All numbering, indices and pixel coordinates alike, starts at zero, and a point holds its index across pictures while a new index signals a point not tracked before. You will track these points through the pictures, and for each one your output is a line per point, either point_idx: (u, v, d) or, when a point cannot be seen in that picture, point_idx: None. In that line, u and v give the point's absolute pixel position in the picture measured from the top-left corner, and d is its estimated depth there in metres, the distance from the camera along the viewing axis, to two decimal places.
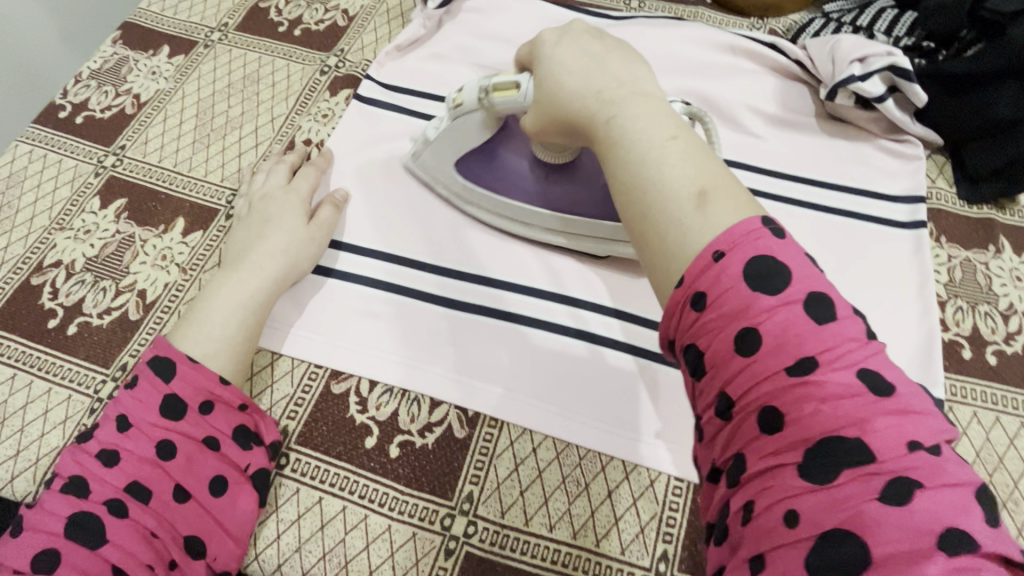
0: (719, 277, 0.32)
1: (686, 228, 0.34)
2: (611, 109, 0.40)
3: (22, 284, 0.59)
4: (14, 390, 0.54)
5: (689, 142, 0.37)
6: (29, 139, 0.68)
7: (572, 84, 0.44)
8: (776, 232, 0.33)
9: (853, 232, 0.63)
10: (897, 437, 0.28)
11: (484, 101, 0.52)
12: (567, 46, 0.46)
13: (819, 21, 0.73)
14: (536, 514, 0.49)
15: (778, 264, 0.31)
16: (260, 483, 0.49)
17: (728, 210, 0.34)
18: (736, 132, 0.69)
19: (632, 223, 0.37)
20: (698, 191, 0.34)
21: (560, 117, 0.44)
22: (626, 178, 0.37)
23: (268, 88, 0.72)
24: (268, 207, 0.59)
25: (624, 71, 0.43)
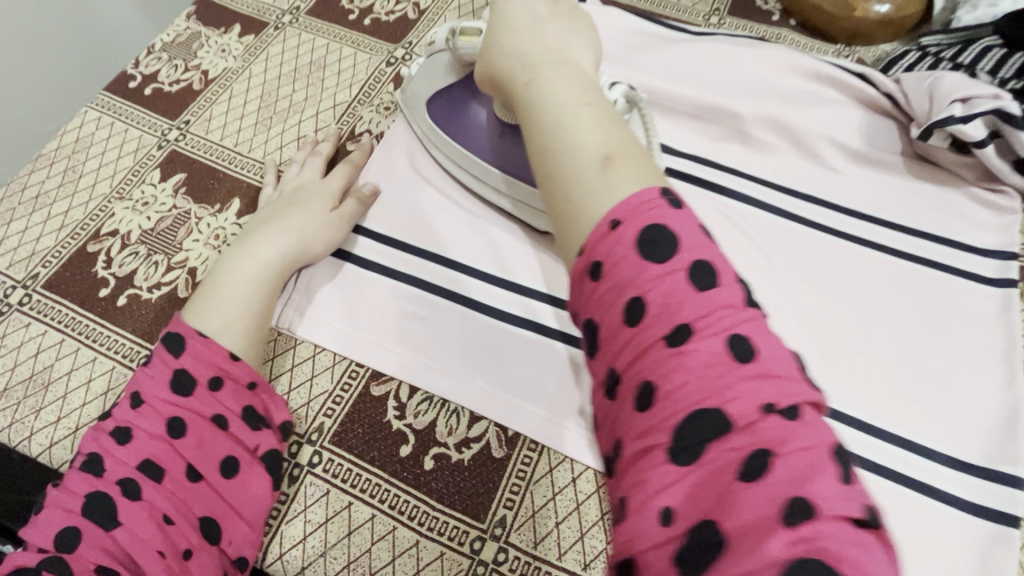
0: (614, 247, 0.31)
1: (587, 194, 0.33)
2: (533, 70, 0.40)
3: (79, 250, 0.59)
4: (60, 355, 0.54)
5: (602, 109, 0.37)
6: (99, 106, 0.69)
7: (505, 44, 0.43)
8: (673, 201, 0.32)
9: (934, 284, 0.59)
10: (754, 402, 0.27)
11: (450, 45, 0.53)
12: (513, 2, 0.45)
13: (914, 54, 0.69)
14: (571, 550, 0.47)
15: (666, 231, 0.31)
16: (272, 467, 0.47)
17: (628, 176, 0.33)
18: (813, 165, 0.65)
19: (541, 186, 0.36)
20: (603, 156, 0.34)
21: (497, 78, 0.44)
22: (535, 141, 0.37)
23: (333, 75, 0.71)
24: (298, 194, 0.59)
25: (559, 36, 0.43)
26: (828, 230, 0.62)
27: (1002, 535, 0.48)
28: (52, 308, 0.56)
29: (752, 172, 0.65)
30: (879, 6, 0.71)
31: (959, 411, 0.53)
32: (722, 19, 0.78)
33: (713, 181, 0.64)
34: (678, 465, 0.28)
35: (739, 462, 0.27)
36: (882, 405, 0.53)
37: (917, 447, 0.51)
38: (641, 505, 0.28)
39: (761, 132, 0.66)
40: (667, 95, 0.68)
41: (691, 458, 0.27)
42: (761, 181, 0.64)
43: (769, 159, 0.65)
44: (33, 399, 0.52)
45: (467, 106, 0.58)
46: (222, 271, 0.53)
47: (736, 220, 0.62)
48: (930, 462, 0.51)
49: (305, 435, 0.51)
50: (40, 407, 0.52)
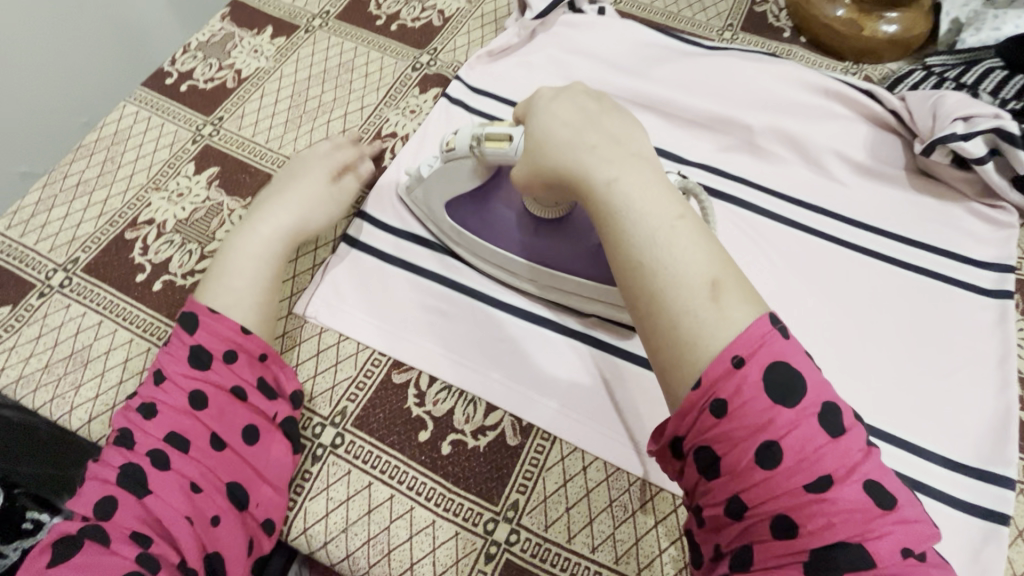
0: (743, 387, 0.35)
1: (699, 323, 0.36)
2: (614, 173, 0.42)
3: (117, 236, 0.62)
4: (99, 335, 0.57)
5: (693, 223, 0.40)
6: (136, 100, 0.72)
7: (565, 138, 0.45)
8: (783, 332, 0.36)
9: (931, 292, 0.61)
10: (893, 544, 0.33)
11: (475, 149, 0.51)
12: (563, 102, 0.48)
13: (919, 74, 0.72)
14: (580, 533, 0.49)
15: (792, 372, 0.35)
16: (288, 431, 0.50)
17: (737, 302, 0.37)
18: (819, 176, 0.67)
19: (641, 303, 0.39)
20: (710, 282, 0.37)
21: (558, 177, 0.45)
22: (635, 260, 0.39)
23: (361, 78, 0.74)
24: (299, 165, 0.61)
25: (620, 134, 0.45)
26: (830, 238, 0.64)
27: (993, 532, 0.50)
28: (91, 291, 0.59)
29: (761, 182, 0.68)
30: (886, 26, 0.74)
31: (955, 416, 0.55)
32: (735, 34, 0.81)
33: (721, 189, 0.67)
34: None
35: None
36: (880, 407, 0.56)
37: (913, 448, 0.54)
38: None
39: (770, 144, 0.69)
40: (681, 106, 0.70)
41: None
42: (768, 190, 0.67)
43: (779, 170, 0.68)
44: (73, 375, 0.55)
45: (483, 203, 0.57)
46: (228, 250, 0.55)
47: (743, 227, 0.65)
48: (924, 461, 0.53)
49: (329, 417, 0.54)
50: (79, 383, 0.55)
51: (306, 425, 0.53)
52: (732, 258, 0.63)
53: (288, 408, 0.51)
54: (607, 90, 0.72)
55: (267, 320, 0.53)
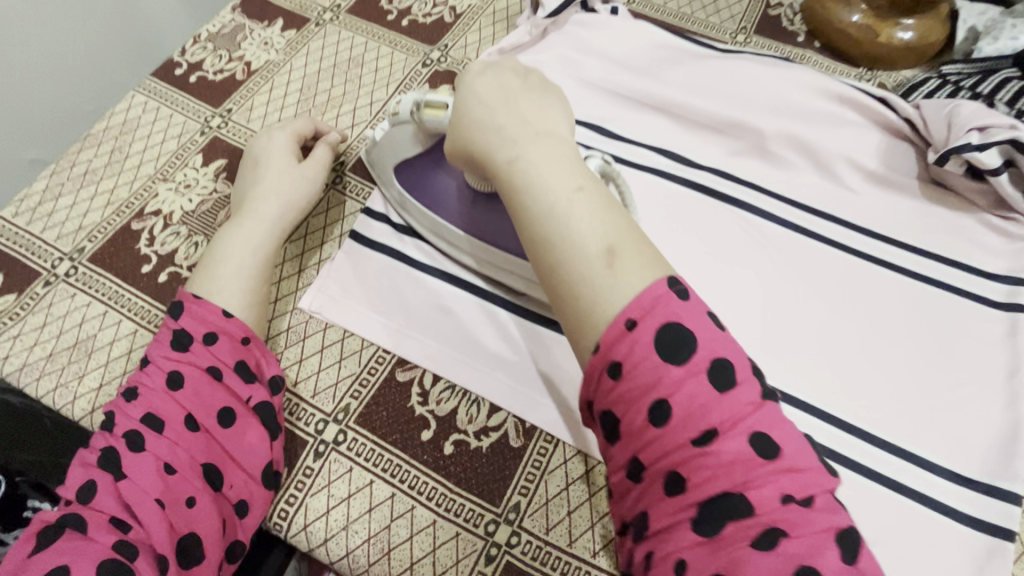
0: (632, 347, 0.35)
1: (596, 293, 0.37)
2: (518, 151, 0.42)
3: (123, 227, 0.62)
4: (104, 325, 0.57)
5: (593, 194, 0.40)
6: (145, 90, 0.71)
7: (478, 118, 0.45)
8: (680, 293, 0.36)
9: (942, 303, 0.61)
10: (775, 491, 0.32)
11: (415, 117, 0.51)
12: (484, 78, 0.47)
13: (934, 82, 0.71)
14: (581, 537, 0.49)
15: (682, 331, 0.35)
16: (264, 415, 0.49)
17: (634, 265, 0.37)
18: (831, 184, 0.67)
19: (546, 277, 0.39)
20: (606, 250, 0.37)
21: (473, 155, 0.45)
22: (536, 235, 0.39)
23: (370, 73, 0.74)
24: (259, 150, 0.61)
25: (533, 111, 0.45)
26: (839, 246, 0.64)
27: (998, 547, 0.50)
28: (97, 281, 0.59)
29: (771, 187, 0.67)
30: (903, 32, 0.73)
31: (961, 428, 0.55)
32: (749, 37, 0.80)
33: (729, 194, 0.66)
34: (699, 534, 0.33)
35: (756, 534, 0.31)
36: (887, 417, 0.55)
37: (919, 459, 0.53)
38: (662, 556, 0.33)
39: (782, 149, 0.68)
40: (694, 109, 0.70)
41: (711, 532, 0.32)
42: (778, 196, 0.66)
43: (790, 177, 0.67)
44: (77, 365, 0.55)
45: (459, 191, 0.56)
46: (221, 245, 0.54)
47: (753, 234, 0.64)
48: (930, 473, 0.53)
49: (331, 413, 0.54)
50: (83, 373, 0.55)
51: (307, 421, 0.53)
52: (739, 263, 0.63)
53: (266, 392, 0.50)
54: (618, 92, 0.72)
55: (260, 309, 0.53)
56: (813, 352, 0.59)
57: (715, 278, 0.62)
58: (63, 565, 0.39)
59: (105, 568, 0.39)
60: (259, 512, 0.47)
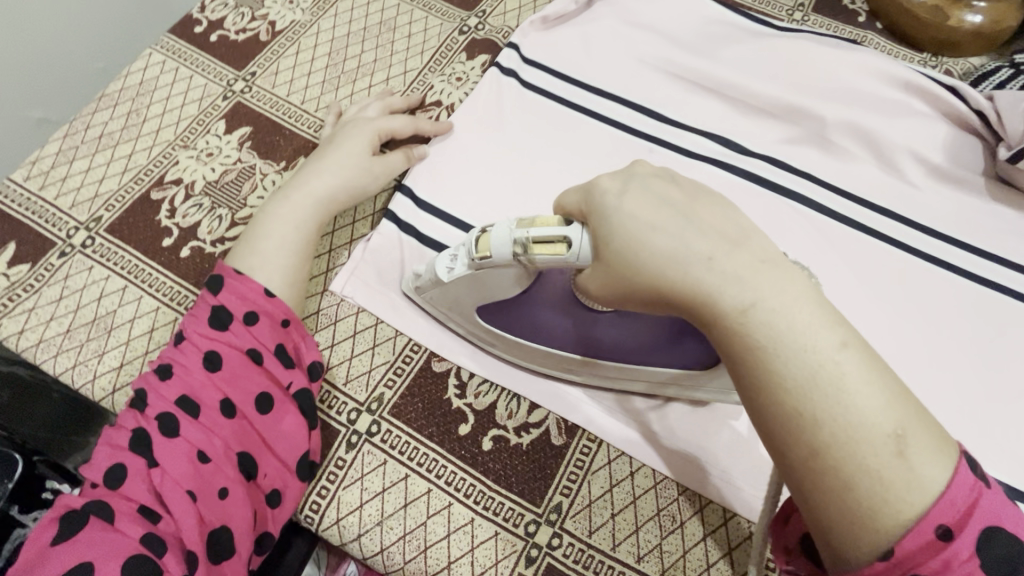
0: (951, 563, 0.27)
1: (888, 493, 0.27)
2: (748, 292, 0.30)
3: (143, 195, 0.58)
4: (124, 301, 0.54)
5: (861, 351, 0.29)
6: (163, 49, 0.67)
7: (661, 246, 0.32)
8: (987, 483, 0.29)
9: (1003, 310, 0.57)
10: None
11: (523, 258, 0.41)
12: (640, 195, 0.35)
13: (1007, 70, 0.66)
14: (625, 542, 0.47)
15: (1004, 536, 0.28)
16: (302, 404, 0.46)
17: (929, 455, 0.28)
18: (890, 176, 0.63)
19: (799, 467, 0.29)
20: (895, 434, 0.28)
21: (653, 289, 0.33)
22: (792, 415, 0.28)
23: (404, 38, 0.69)
24: (342, 132, 0.58)
25: (731, 227, 0.33)
26: (897, 244, 0.60)
27: None
28: (115, 253, 0.56)
29: (827, 179, 0.63)
30: (973, 16, 0.68)
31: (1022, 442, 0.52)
32: (806, 15, 0.75)
33: (784, 185, 0.63)
34: None
35: None
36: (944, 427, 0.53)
37: None
38: None
39: (842, 139, 0.64)
40: (750, 92, 0.65)
41: None
42: (834, 188, 0.62)
43: (850, 168, 0.63)
44: (96, 342, 0.52)
45: (526, 307, 0.47)
46: (265, 214, 0.52)
47: (809, 228, 0.61)
48: None
49: (364, 403, 0.51)
50: (103, 351, 0.52)
51: (339, 409, 0.51)
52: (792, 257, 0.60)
53: (305, 379, 0.47)
54: (669, 69, 0.67)
55: (297, 288, 0.50)
56: None
57: None
58: (89, 560, 0.37)
59: (132, 565, 0.37)
60: (291, 503, 0.45)
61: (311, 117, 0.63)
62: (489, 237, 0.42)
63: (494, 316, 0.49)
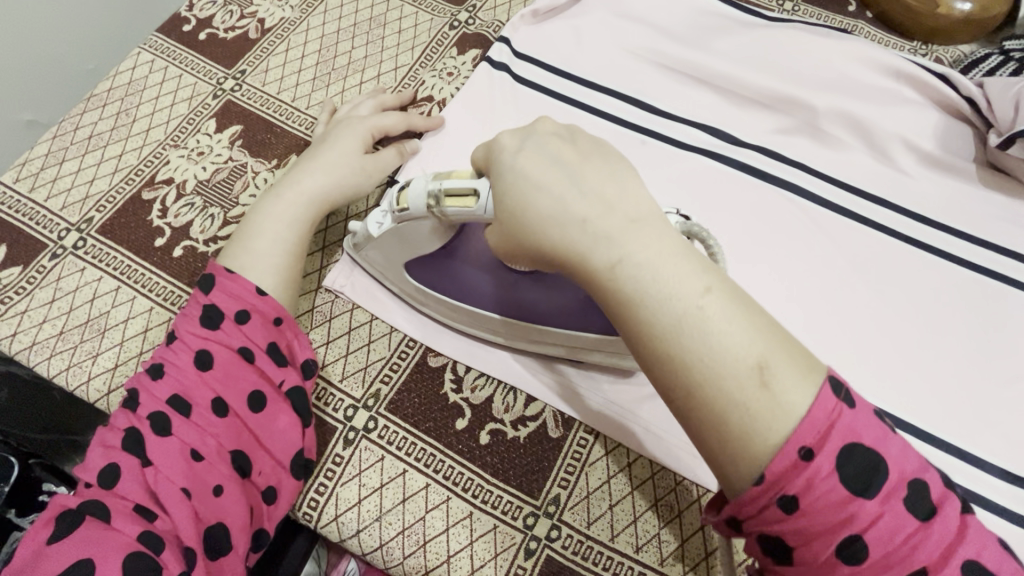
0: (811, 479, 0.29)
1: (753, 419, 0.30)
2: (617, 249, 0.33)
3: (134, 196, 0.58)
4: (117, 302, 0.54)
5: (722, 291, 0.32)
6: (151, 48, 0.66)
7: (544, 209, 0.35)
8: (847, 400, 0.31)
9: (995, 296, 0.58)
10: None
11: (435, 210, 0.43)
12: (531, 157, 0.37)
13: (996, 58, 0.66)
14: (623, 532, 0.47)
15: (864, 449, 0.30)
16: (296, 401, 0.45)
17: (790, 380, 0.30)
18: (882, 165, 0.63)
19: (677, 402, 0.32)
20: (755, 364, 0.30)
21: (540, 250, 0.35)
22: (662, 358, 0.31)
23: (394, 34, 0.69)
24: (334, 130, 0.58)
25: (610, 183, 0.35)
26: (890, 232, 0.60)
27: None
28: (107, 254, 0.55)
29: (820, 168, 0.63)
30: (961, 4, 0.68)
31: (1016, 426, 0.53)
32: (797, 5, 0.75)
33: (775, 175, 0.63)
34: None
35: None
36: (939, 413, 0.54)
37: (971, 457, 0.52)
38: None
39: (834, 128, 0.64)
40: (741, 83, 0.65)
41: None
42: (826, 177, 0.63)
43: (842, 157, 0.63)
44: (90, 344, 0.52)
45: (451, 266, 0.49)
46: (256, 212, 0.52)
47: (802, 218, 0.61)
48: (982, 471, 0.51)
49: (361, 400, 0.51)
50: (97, 352, 0.52)
51: (336, 406, 0.51)
52: (785, 247, 0.60)
53: (298, 377, 0.47)
54: (660, 61, 0.67)
55: (290, 286, 0.50)
56: (862, 343, 0.56)
57: (759, 264, 0.60)
58: (89, 557, 0.37)
59: (130, 562, 0.37)
60: (287, 500, 0.44)
61: (302, 115, 0.63)
62: (405, 191, 0.44)
63: (419, 273, 0.51)
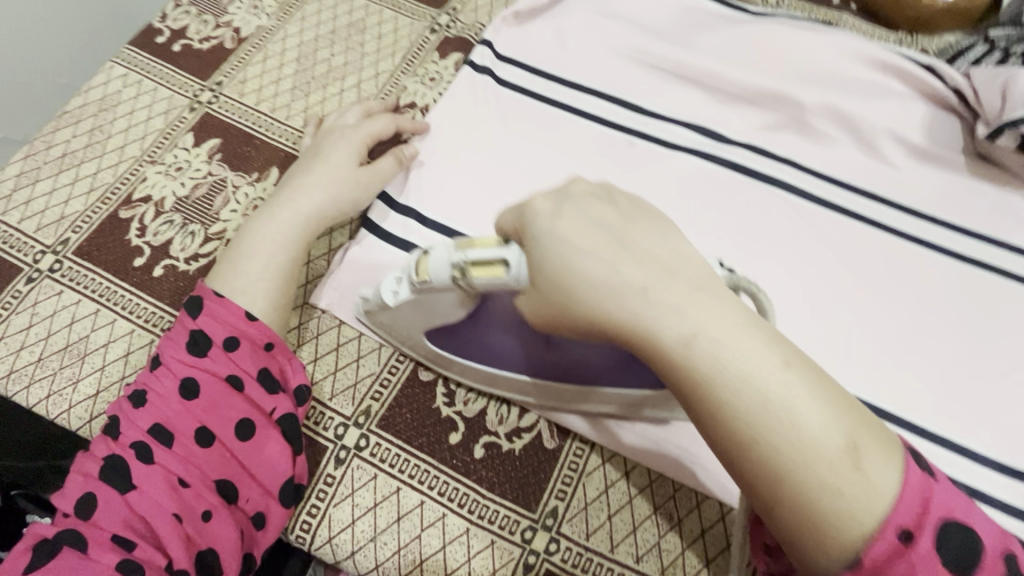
0: (915, 564, 0.28)
1: (848, 507, 0.28)
2: (686, 322, 0.30)
3: (110, 215, 0.56)
4: (96, 325, 0.52)
5: (802, 365, 0.30)
6: (124, 61, 0.64)
7: (595, 277, 0.32)
8: (934, 474, 0.31)
9: (988, 288, 0.58)
10: None
11: (461, 281, 0.40)
12: (571, 220, 0.34)
13: (980, 47, 0.65)
14: (623, 542, 0.46)
15: (959, 526, 0.30)
16: (286, 429, 0.44)
17: (881, 460, 0.29)
18: (871, 159, 0.63)
19: (761, 487, 0.30)
20: (848, 447, 0.29)
21: (592, 320, 0.33)
22: (745, 443, 0.29)
23: (373, 40, 0.67)
24: (323, 141, 0.56)
25: (662, 248, 0.33)
26: (881, 227, 0.60)
27: None
28: (85, 276, 0.54)
29: (809, 164, 0.62)
30: None
31: (1011, 418, 0.53)
32: None
33: (765, 173, 0.62)
34: None
35: None
36: (934, 407, 0.53)
37: (967, 451, 0.52)
38: None
39: (822, 123, 0.63)
40: (728, 80, 0.65)
41: None
42: (816, 173, 0.62)
43: (831, 153, 0.63)
44: (69, 370, 0.50)
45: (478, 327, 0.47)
46: (248, 232, 0.51)
47: (793, 215, 0.60)
48: (978, 465, 0.51)
49: (352, 417, 0.50)
50: (77, 378, 0.50)
51: (326, 425, 0.49)
52: (777, 245, 0.59)
53: (291, 404, 0.45)
54: (643, 60, 0.66)
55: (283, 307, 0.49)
56: (856, 340, 0.56)
57: (750, 264, 0.59)
58: None
59: None
60: (275, 530, 0.43)
61: (283, 126, 0.62)
62: (426, 262, 0.41)
63: (443, 336, 0.49)
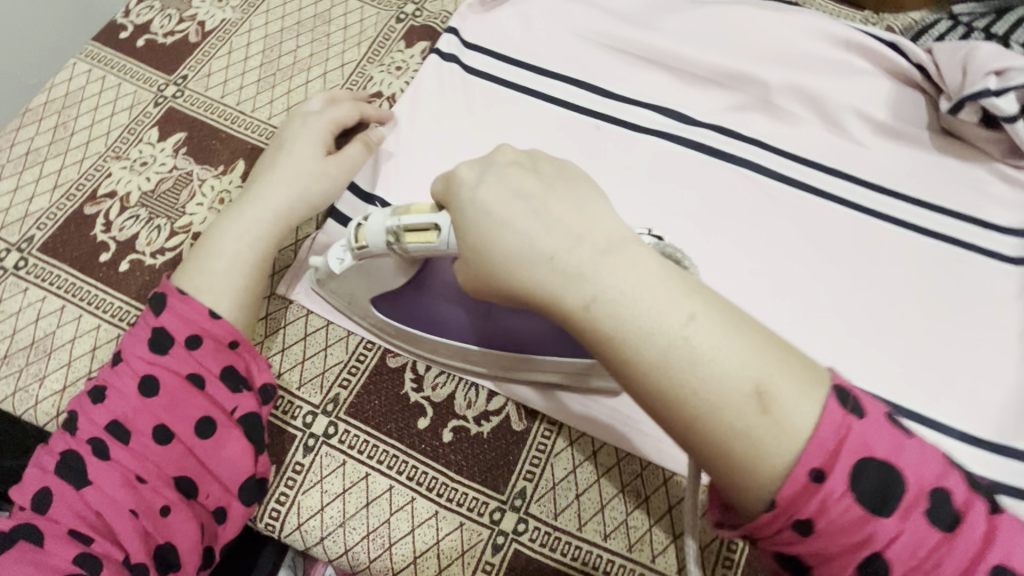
0: (825, 501, 0.29)
1: (759, 449, 0.29)
2: (590, 286, 0.32)
3: (75, 211, 0.56)
4: (62, 321, 0.52)
5: (707, 317, 0.31)
6: (87, 58, 0.64)
7: (508, 247, 0.34)
8: (856, 411, 0.30)
9: (953, 261, 0.58)
10: None
11: (396, 245, 0.43)
12: (489, 189, 0.36)
13: (945, 23, 0.66)
14: (591, 521, 0.47)
15: (879, 464, 0.29)
16: (248, 428, 0.44)
17: (795, 401, 0.30)
18: (837, 137, 0.63)
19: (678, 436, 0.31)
20: (754, 390, 0.30)
21: (513, 288, 0.34)
22: (658, 396, 0.31)
23: (339, 30, 0.67)
24: (288, 130, 0.56)
25: (576, 214, 0.34)
26: (848, 204, 0.60)
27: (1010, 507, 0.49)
28: (51, 273, 0.54)
29: (775, 143, 0.63)
30: None
31: (976, 388, 0.53)
32: None
33: (732, 153, 0.62)
34: None
35: None
36: (899, 381, 0.54)
37: (932, 422, 0.52)
38: None
39: (788, 103, 0.64)
40: (694, 62, 0.65)
41: None
42: (783, 152, 0.62)
43: (797, 132, 0.63)
44: (36, 366, 0.50)
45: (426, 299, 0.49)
46: (216, 229, 0.50)
47: (760, 194, 0.61)
48: (943, 436, 0.52)
49: (320, 405, 0.50)
50: (44, 374, 0.50)
51: (296, 415, 0.50)
52: (744, 224, 0.60)
53: (255, 402, 0.45)
54: (610, 44, 0.66)
55: (250, 303, 0.49)
56: (822, 316, 0.57)
57: (717, 244, 0.59)
58: None
59: None
60: (235, 525, 0.44)
61: (248, 118, 0.62)
62: (364, 228, 0.44)
63: (392, 307, 0.50)
